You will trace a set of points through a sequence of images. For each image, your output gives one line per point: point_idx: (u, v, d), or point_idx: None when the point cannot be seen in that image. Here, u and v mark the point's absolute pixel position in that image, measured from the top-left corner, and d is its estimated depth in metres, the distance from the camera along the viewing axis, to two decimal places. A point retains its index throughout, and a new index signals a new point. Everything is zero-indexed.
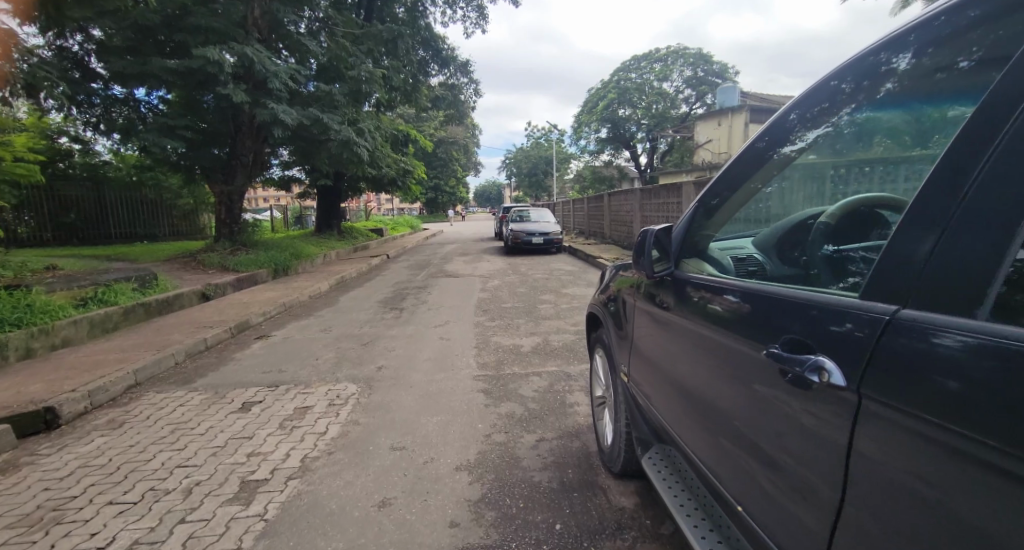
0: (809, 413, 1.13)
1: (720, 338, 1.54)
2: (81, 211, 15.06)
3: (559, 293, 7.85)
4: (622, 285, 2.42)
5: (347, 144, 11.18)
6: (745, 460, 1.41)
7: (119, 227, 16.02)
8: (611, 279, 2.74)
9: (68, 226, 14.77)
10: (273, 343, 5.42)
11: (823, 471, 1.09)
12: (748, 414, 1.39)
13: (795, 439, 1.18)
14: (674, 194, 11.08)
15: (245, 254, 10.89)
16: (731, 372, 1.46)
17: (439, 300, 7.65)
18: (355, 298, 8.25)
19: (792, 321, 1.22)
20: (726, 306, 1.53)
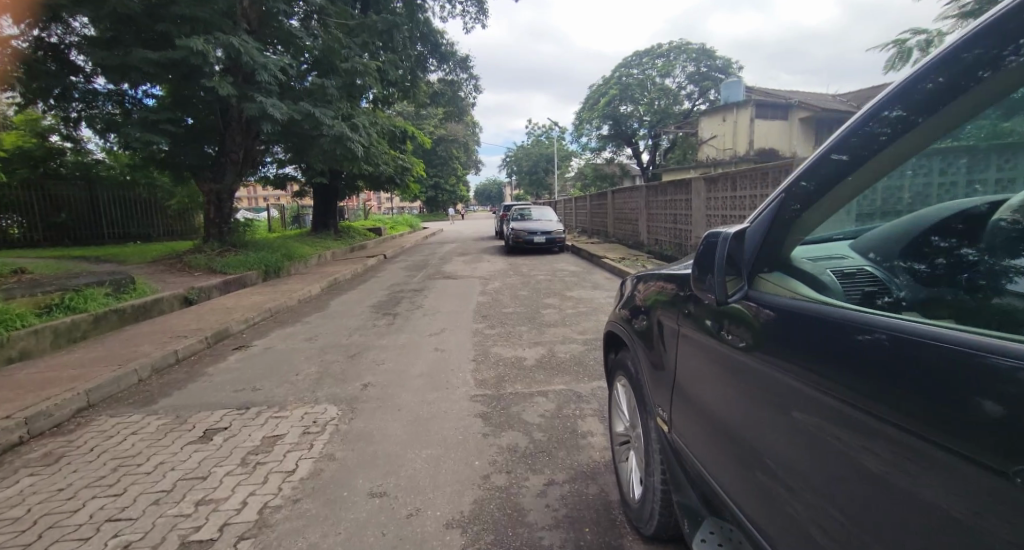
0: (862, 452, 0.94)
1: (744, 350, 1.32)
2: (72, 211, 14.58)
3: (562, 296, 7.37)
4: (654, 296, 1.97)
5: (340, 140, 10.70)
6: (777, 498, 1.18)
7: (112, 227, 15.56)
8: (633, 291, 2.30)
9: (58, 226, 14.32)
10: (252, 354, 4.96)
11: (872, 512, 0.91)
12: (783, 449, 1.16)
13: (842, 475, 0.98)
14: (683, 191, 10.58)
15: (234, 255, 10.44)
16: (761, 392, 1.24)
17: (435, 304, 7.16)
18: (346, 302, 7.77)
19: (815, 332, 1.08)
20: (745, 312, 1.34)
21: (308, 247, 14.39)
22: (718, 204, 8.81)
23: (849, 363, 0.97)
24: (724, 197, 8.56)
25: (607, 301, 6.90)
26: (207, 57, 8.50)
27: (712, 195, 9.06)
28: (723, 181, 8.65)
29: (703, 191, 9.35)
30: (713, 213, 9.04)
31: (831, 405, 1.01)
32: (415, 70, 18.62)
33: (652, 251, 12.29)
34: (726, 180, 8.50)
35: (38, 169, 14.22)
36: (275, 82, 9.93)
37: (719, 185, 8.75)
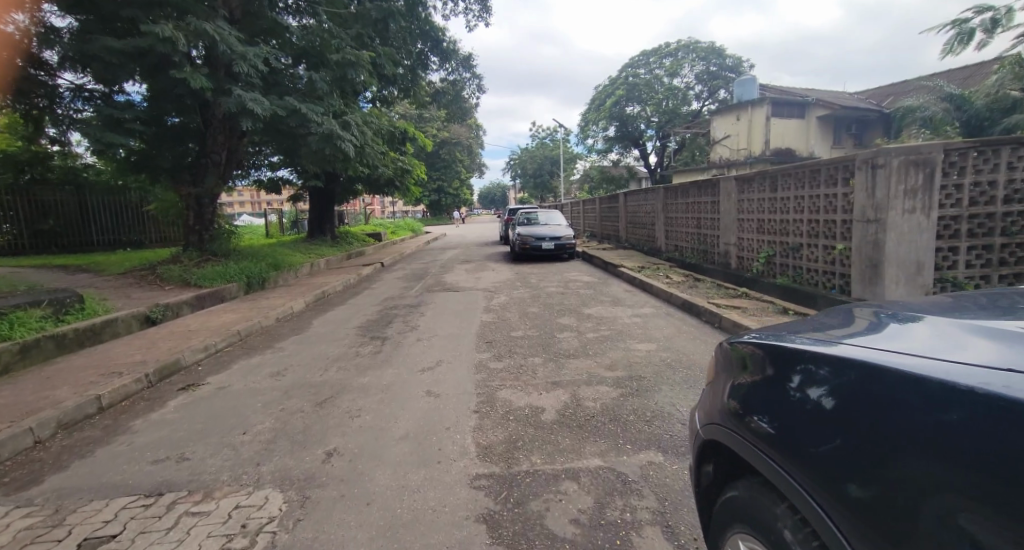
0: (950, 526, 0.93)
1: (805, 425, 1.31)
2: (59, 217, 13.71)
3: (578, 315, 6.37)
4: (738, 372, 1.68)
5: (329, 138, 9.73)
6: None
7: (102, 234, 14.63)
8: (714, 382, 1.85)
9: (44, 233, 13.47)
10: (200, 397, 3.99)
11: None
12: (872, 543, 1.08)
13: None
14: (709, 193, 9.55)
15: (213, 266, 9.52)
16: (829, 471, 1.21)
17: (432, 325, 6.17)
18: (331, 321, 6.79)
19: (879, 408, 1.14)
20: (810, 388, 1.35)
21: (299, 255, 13.44)
22: (754, 207, 7.79)
23: (913, 430, 1.04)
24: (761, 199, 7.54)
25: (632, 322, 5.88)
26: (177, 46, 7.57)
27: (745, 196, 8.07)
28: (759, 180, 7.64)
29: (735, 192, 8.35)
30: (747, 217, 8.02)
31: (924, 489, 0.99)
32: (414, 67, 17.69)
33: (672, 258, 11.27)
34: (762, 179, 7.51)
35: (23, 175, 13.40)
36: (257, 74, 9.02)
37: (754, 185, 7.74)
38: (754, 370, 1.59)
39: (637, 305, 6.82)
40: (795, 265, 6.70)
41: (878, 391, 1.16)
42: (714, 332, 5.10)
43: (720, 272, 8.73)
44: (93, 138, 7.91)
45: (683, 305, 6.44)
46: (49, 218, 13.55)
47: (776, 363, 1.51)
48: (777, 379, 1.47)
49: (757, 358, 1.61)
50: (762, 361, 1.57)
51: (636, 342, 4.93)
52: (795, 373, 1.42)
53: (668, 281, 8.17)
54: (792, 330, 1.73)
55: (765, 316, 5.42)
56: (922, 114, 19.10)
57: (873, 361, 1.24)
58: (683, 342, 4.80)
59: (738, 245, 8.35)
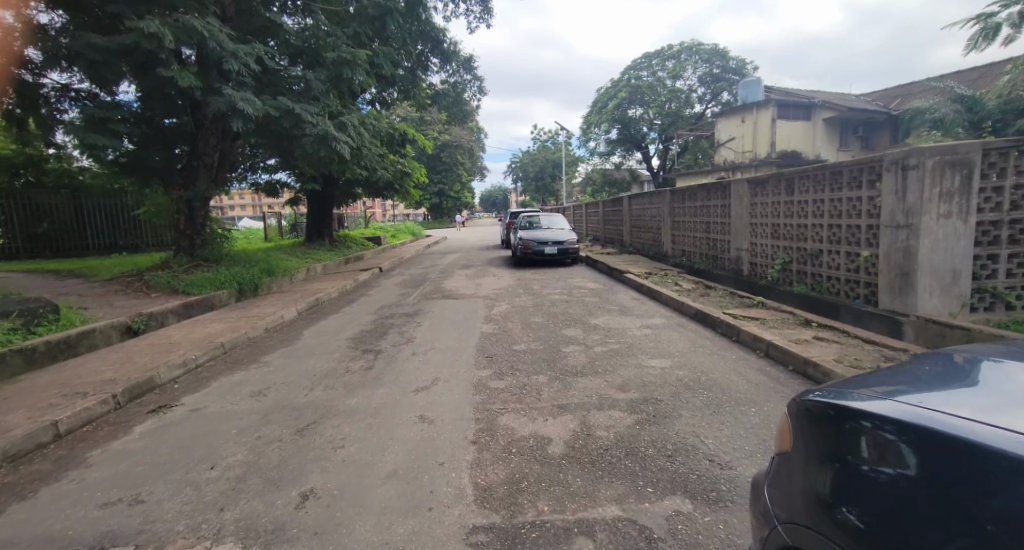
0: None
1: (875, 504, 1.19)
2: (55, 220, 13.40)
3: (584, 326, 5.99)
4: (801, 431, 1.51)
5: (324, 139, 9.38)
6: None
7: (98, 238, 14.30)
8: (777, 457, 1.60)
9: (40, 237, 13.16)
10: (170, 421, 3.63)
11: None
12: None
13: None
14: (719, 196, 9.18)
15: (203, 272, 9.16)
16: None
17: (429, 337, 5.80)
18: (324, 332, 6.42)
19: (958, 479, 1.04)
20: (872, 454, 1.25)
21: (295, 260, 13.08)
22: (768, 212, 7.41)
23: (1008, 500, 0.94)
24: (776, 203, 7.17)
25: (642, 334, 5.49)
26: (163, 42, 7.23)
27: (757, 200, 7.72)
28: (773, 183, 7.28)
29: (747, 196, 7.98)
30: (760, 222, 7.65)
31: None
32: (414, 69, 17.37)
33: (679, 264, 10.89)
34: (778, 182, 7.14)
35: (19, 178, 13.13)
36: (248, 73, 8.69)
37: (768, 188, 7.37)
38: (821, 427, 1.43)
39: (647, 314, 6.43)
40: (814, 273, 6.32)
41: (953, 461, 1.07)
42: (732, 347, 4.72)
43: (732, 279, 8.36)
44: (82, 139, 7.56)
45: (695, 315, 6.06)
46: (43, 222, 13.22)
47: (843, 417, 1.38)
48: (846, 435, 1.35)
49: (819, 414, 1.46)
50: (815, 420, 1.47)
51: (649, 358, 4.54)
52: (862, 425, 1.32)
53: (677, 288, 7.80)
54: (850, 384, 1.57)
55: (787, 327, 5.03)
56: (931, 116, 18.76)
57: (938, 425, 1.17)
58: (700, 359, 4.41)
59: (750, 251, 7.97)
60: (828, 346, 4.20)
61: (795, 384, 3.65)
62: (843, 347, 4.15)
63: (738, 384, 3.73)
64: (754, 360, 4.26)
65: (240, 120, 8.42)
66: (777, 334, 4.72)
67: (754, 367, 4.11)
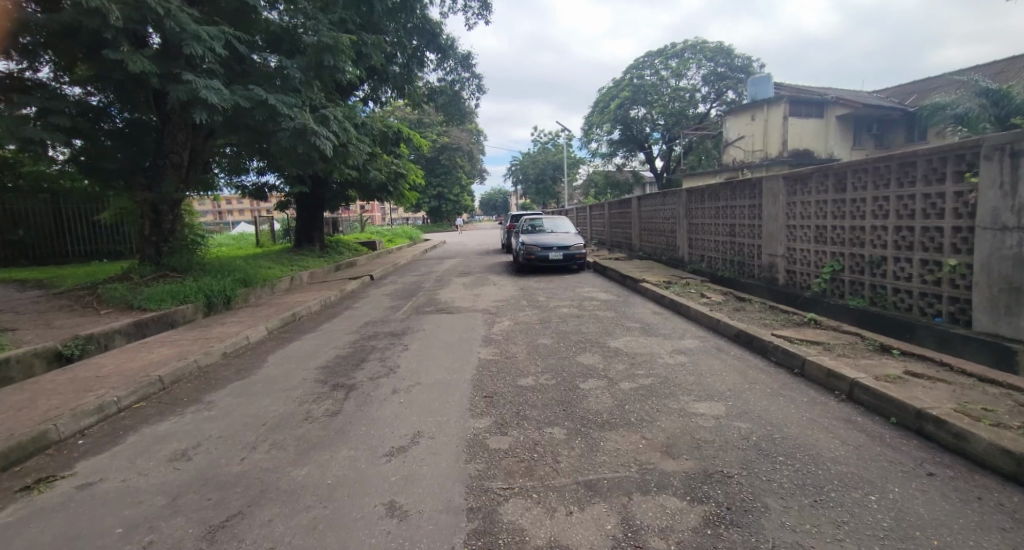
0: None
1: None
2: (31, 227, 12.33)
3: (602, 351, 4.97)
4: None
5: (303, 135, 8.39)
6: None
7: (78, 245, 13.09)
8: None
9: (13, 244, 12.06)
10: (39, 502, 2.61)
11: None
12: None
13: None
14: (746, 195, 8.18)
15: (168, 283, 8.17)
16: None
17: (415, 366, 4.77)
18: (292, 358, 5.40)
19: None
20: None
21: (277, 269, 12.09)
22: (811, 212, 6.42)
23: None
24: (822, 202, 6.18)
25: (676, 362, 4.47)
26: (108, 20, 6.20)
27: (796, 198, 6.73)
28: (817, 179, 6.30)
29: (784, 194, 6.99)
30: (801, 224, 6.65)
31: None
32: (408, 65, 16.35)
33: (698, 271, 9.88)
34: (825, 178, 6.16)
35: None
36: (216, 59, 7.67)
37: (811, 185, 6.39)
38: None
39: (676, 335, 5.41)
40: (874, 283, 5.33)
41: None
42: (798, 382, 3.69)
43: (765, 289, 7.35)
44: (30, 135, 6.49)
45: (736, 335, 5.05)
46: (19, 227, 12.12)
47: None
48: None
49: None
50: None
51: (693, 401, 3.51)
52: None
53: (706, 300, 6.79)
54: None
55: (861, 354, 4.02)
56: (953, 111, 17.76)
57: None
58: (763, 402, 3.39)
59: (787, 257, 6.98)
60: (934, 386, 3.19)
61: (913, 448, 2.62)
62: (956, 388, 3.14)
63: (831, 447, 2.71)
64: (834, 404, 3.24)
65: (204, 111, 7.42)
66: (856, 365, 3.70)
67: (839, 416, 3.09)
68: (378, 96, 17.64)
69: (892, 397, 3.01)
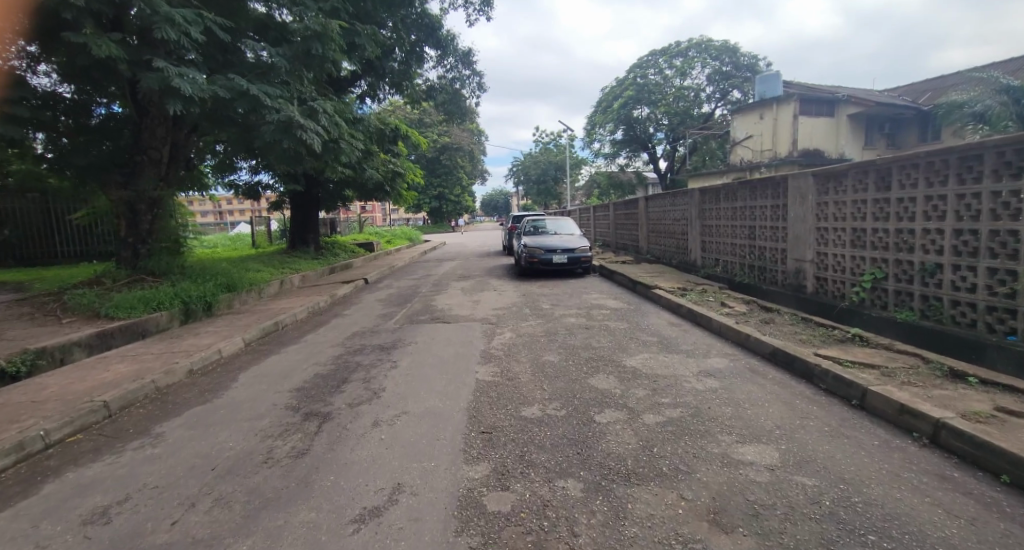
0: None
1: None
2: (18, 226, 11.59)
3: (617, 372, 4.33)
4: None
5: (289, 128, 7.79)
6: None
7: (67, 245, 12.34)
8: None
9: None
10: None
11: None
12: None
13: None
14: (768, 195, 7.55)
15: (142, 288, 7.56)
16: None
17: (403, 390, 4.14)
18: (266, 376, 4.78)
19: None
20: None
21: (266, 272, 11.48)
22: (846, 213, 5.80)
23: None
24: (860, 201, 5.56)
25: (706, 388, 3.83)
26: None
27: (829, 197, 6.10)
28: (855, 176, 5.67)
29: (814, 194, 6.37)
30: (833, 227, 6.03)
31: None
32: (406, 60, 15.76)
33: (713, 276, 9.26)
34: (864, 174, 5.54)
35: None
36: (193, 44, 7.05)
37: (847, 183, 5.77)
38: None
39: (700, 353, 4.77)
40: (925, 294, 4.72)
41: None
42: (863, 419, 3.05)
43: (791, 298, 6.73)
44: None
45: (771, 353, 4.40)
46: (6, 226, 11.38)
47: None
48: None
49: None
50: None
51: (737, 443, 2.87)
52: None
53: (727, 311, 6.17)
54: None
55: (930, 381, 3.37)
56: (972, 109, 16.97)
57: None
58: (824, 446, 2.75)
59: (817, 263, 6.35)
60: None
61: None
62: None
63: (937, 522, 2.05)
64: (917, 453, 2.60)
65: (179, 102, 6.82)
66: (932, 398, 3.06)
67: (930, 470, 2.44)
68: (376, 93, 17.05)
69: (999, 448, 2.37)
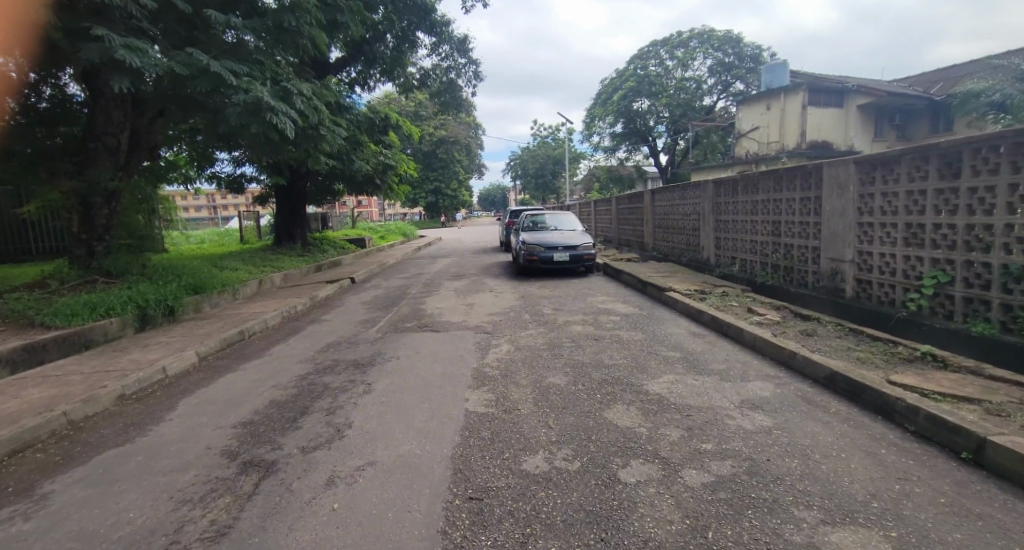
0: None
1: None
2: None
3: (639, 402, 3.51)
4: None
5: (257, 111, 6.91)
6: None
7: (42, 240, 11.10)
8: None
9: None
10: None
11: None
12: None
13: None
14: (797, 185, 6.72)
15: (91, 292, 6.67)
16: None
17: (374, 428, 3.30)
18: (212, 404, 3.94)
19: None
20: None
21: (243, 271, 10.60)
22: (898, 205, 4.99)
23: None
24: (919, 191, 4.73)
25: (756, 427, 3.01)
26: None
27: (875, 187, 5.27)
28: (911, 162, 4.85)
29: (855, 184, 5.55)
30: (881, 222, 5.21)
31: None
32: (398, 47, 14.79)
33: (729, 276, 8.45)
34: (922, 161, 4.73)
35: None
36: (144, 11, 6.14)
37: (900, 171, 4.94)
38: None
39: (736, 375, 3.94)
40: (1007, 302, 3.95)
41: None
42: (990, 486, 2.23)
43: (828, 303, 5.92)
44: None
45: (826, 379, 3.58)
46: None
47: None
48: None
49: None
50: None
51: (822, 523, 2.06)
52: None
53: (758, 319, 5.36)
54: None
55: None
56: (990, 98, 16.05)
57: None
58: (954, 536, 1.93)
59: (858, 264, 5.54)
60: None
61: None
62: None
63: None
64: None
65: (125, 77, 5.93)
66: None
67: None
68: (366, 81, 16.12)
69: None
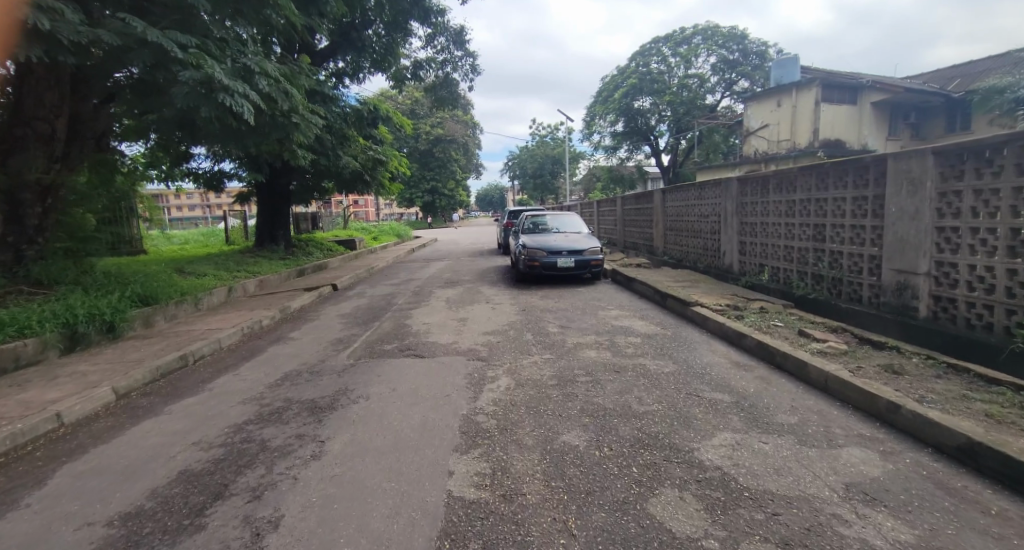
0: None
1: None
2: None
3: (694, 487, 2.44)
4: None
5: (210, 91, 5.83)
6: None
7: None
8: None
9: None
10: None
11: None
12: None
13: None
14: (849, 182, 5.67)
15: (11, 307, 5.60)
16: None
17: (310, 532, 2.22)
18: (98, 476, 2.84)
19: None
20: None
21: (212, 277, 9.50)
22: (1000, 205, 3.95)
23: None
24: None
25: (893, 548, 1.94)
26: None
27: (966, 183, 4.23)
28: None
29: (935, 179, 4.50)
30: (972, 226, 4.17)
31: None
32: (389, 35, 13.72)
33: (760, 285, 7.38)
34: None
35: None
36: None
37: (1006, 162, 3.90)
38: None
39: (818, 437, 2.88)
40: None
41: None
42: None
43: (896, 324, 4.86)
44: None
45: (961, 451, 2.53)
46: None
47: None
48: None
49: None
50: None
51: None
52: None
53: (820, 347, 4.28)
54: None
55: None
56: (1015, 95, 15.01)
57: None
58: None
59: (937, 277, 4.51)
60: None
61: None
62: None
63: None
64: None
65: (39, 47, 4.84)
66: None
67: None
68: (355, 73, 15.00)
69: None
